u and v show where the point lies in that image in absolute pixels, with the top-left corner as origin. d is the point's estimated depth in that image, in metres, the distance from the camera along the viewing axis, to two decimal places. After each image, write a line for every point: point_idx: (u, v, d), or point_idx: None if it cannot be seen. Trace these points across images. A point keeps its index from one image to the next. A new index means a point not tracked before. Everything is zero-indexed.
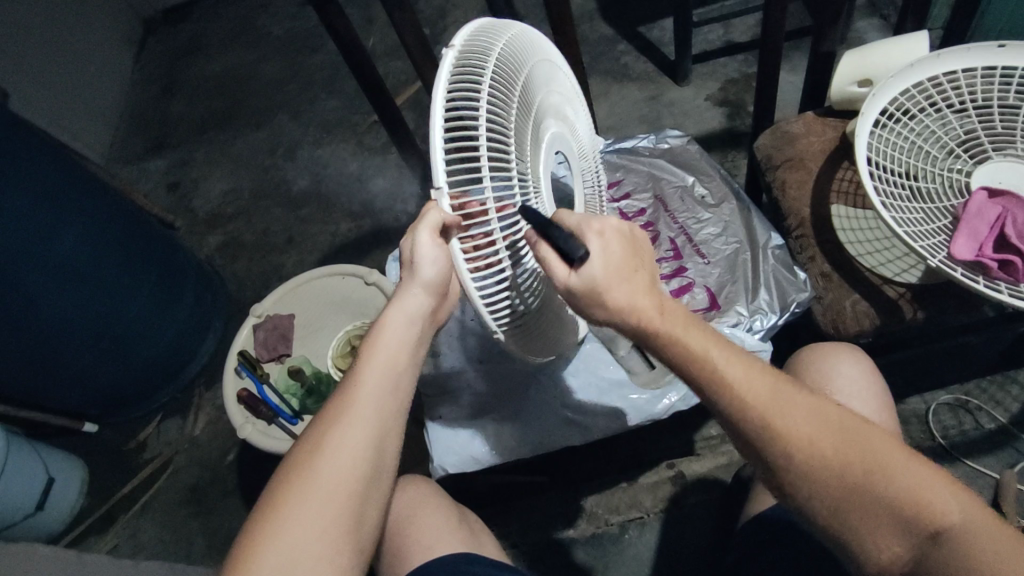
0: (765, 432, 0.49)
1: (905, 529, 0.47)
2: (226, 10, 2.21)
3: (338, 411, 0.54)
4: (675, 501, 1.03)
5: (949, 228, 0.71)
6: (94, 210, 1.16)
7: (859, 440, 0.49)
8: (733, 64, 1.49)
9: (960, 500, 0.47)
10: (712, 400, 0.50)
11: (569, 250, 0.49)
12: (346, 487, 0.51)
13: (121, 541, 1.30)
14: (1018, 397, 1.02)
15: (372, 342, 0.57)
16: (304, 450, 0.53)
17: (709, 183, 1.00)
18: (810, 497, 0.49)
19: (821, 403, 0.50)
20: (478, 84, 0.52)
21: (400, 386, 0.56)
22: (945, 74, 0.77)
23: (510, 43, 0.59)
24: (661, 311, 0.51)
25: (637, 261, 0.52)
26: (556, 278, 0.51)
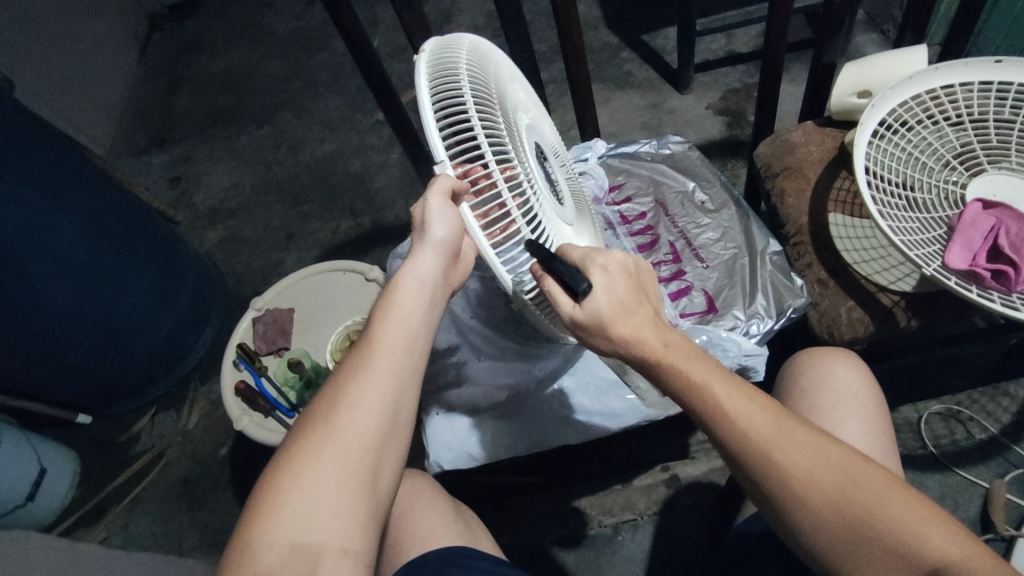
0: (763, 466, 0.49)
1: (906, 571, 0.46)
2: (232, 7, 2.22)
3: (352, 370, 0.53)
4: (668, 504, 1.04)
5: (944, 238, 0.72)
6: (95, 201, 1.16)
7: (861, 476, 0.48)
8: (734, 74, 1.51)
9: (962, 543, 0.45)
10: (713, 431, 0.51)
11: (573, 284, 0.51)
12: (362, 444, 0.50)
13: (111, 533, 1.29)
14: (1008, 408, 1.03)
15: (385, 304, 0.57)
16: (318, 409, 0.52)
17: (709, 189, 1.01)
18: (808, 532, 0.48)
19: (824, 437, 0.50)
20: (455, 84, 0.58)
21: (414, 345, 0.56)
22: (942, 88, 0.79)
23: (475, 53, 0.65)
24: (665, 344, 0.52)
25: (639, 294, 0.54)
26: (563, 309, 0.53)
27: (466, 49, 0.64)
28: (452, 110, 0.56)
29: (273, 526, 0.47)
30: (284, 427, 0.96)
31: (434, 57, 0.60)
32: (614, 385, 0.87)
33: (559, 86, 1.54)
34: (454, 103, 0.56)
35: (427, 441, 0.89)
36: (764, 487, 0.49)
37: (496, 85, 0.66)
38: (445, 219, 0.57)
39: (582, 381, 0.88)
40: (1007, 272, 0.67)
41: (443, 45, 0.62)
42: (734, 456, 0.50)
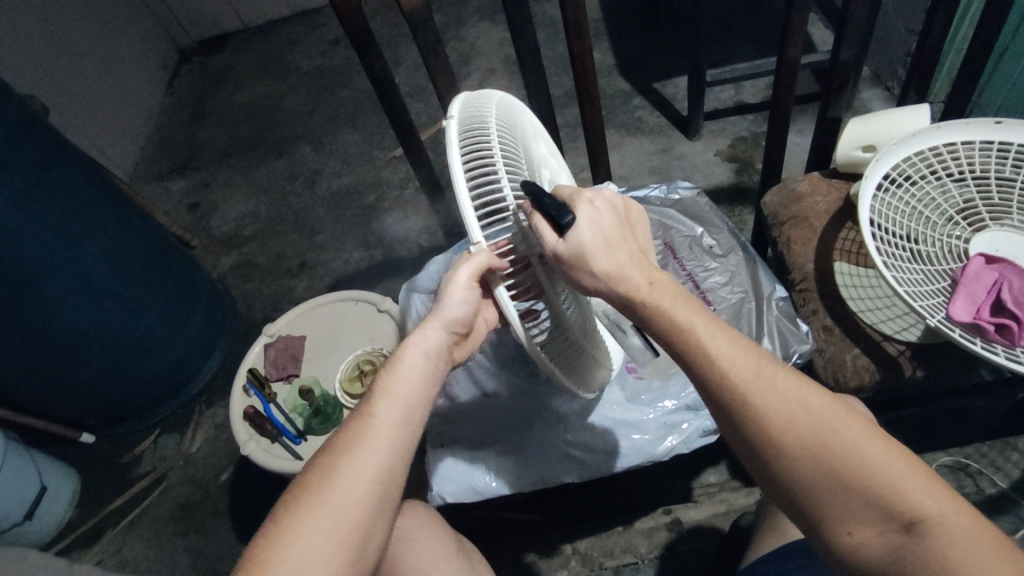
0: (740, 406, 0.50)
1: (879, 516, 0.46)
2: (259, 43, 2.31)
3: (350, 439, 0.54)
4: (669, 548, 1.02)
5: (948, 290, 0.74)
6: (116, 224, 1.19)
7: (840, 423, 0.48)
8: (742, 123, 1.55)
9: (939, 497, 0.46)
10: (696, 373, 0.52)
11: (557, 216, 0.53)
12: (354, 514, 0.51)
13: (106, 556, 1.28)
14: (1018, 463, 1.00)
15: (388, 374, 0.57)
16: (314, 478, 0.53)
17: (717, 234, 1.03)
18: (788, 478, 0.49)
19: (808, 385, 0.50)
20: (485, 140, 0.62)
21: (412, 419, 0.56)
22: (944, 145, 0.81)
23: (501, 110, 0.70)
24: (651, 282, 0.54)
25: (624, 232, 0.56)
26: (546, 243, 0.55)
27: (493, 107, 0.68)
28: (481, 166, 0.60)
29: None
30: (290, 454, 0.97)
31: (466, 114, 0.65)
32: (617, 425, 0.88)
33: (572, 129, 1.59)
34: (484, 167, 0.60)
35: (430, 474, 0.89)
36: (742, 432, 0.50)
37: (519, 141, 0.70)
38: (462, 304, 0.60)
39: (586, 419, 0.88)
40: (1010, 326, 0.69)
41: (473, 103, 0.67)
42: (714, 396, 0.51)
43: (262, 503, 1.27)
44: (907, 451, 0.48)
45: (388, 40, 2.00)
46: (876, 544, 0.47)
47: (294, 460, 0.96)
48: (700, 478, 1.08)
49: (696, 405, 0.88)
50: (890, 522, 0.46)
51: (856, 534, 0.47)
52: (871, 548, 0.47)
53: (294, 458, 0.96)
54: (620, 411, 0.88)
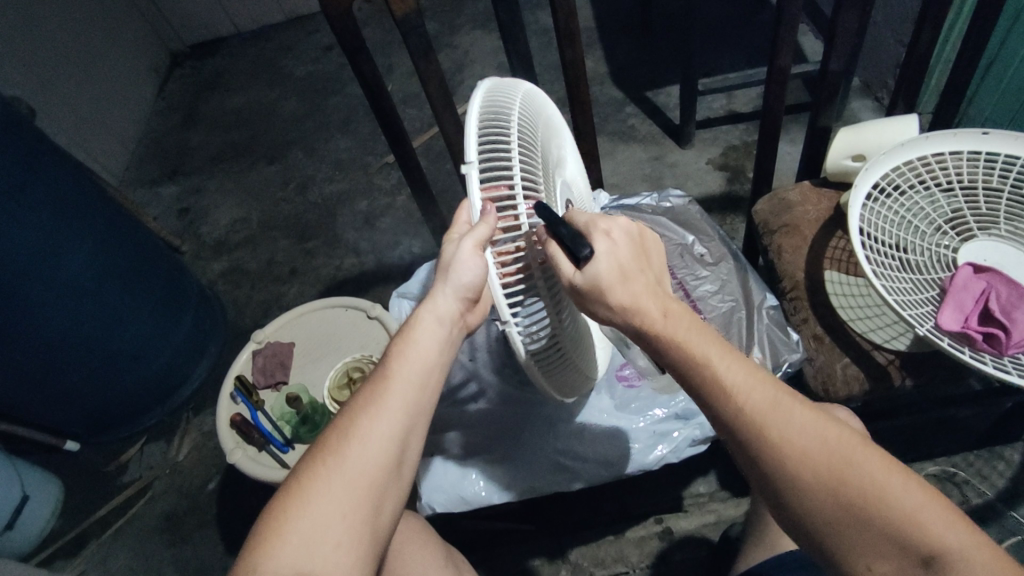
0: (756, 438, 0.49)
1: (896, 552, 0.45)
2: (252, 49, 2.31)
3: (365, 400, 0.54)
4: (661, 558, 1.01)
5: (937, 300, 0.74)
6: (104, 231, 1.18)
7: (856, 457, 0.47)
8: (733, 132, 1.56)
9: (960, 533, 0.44)
10: (711, 406, 0.52)
11: (574, 248, 0.52)
12: (372, 473, 0.51)
13: (89, 567, 1.25)
14: (1004, 472, 1.00)
15: (403, 342, 0.57)
16: (332, 437, 0.52)
17: (708, 242, 1.03)
18: (805, 509, 0.48)
19: (824, 417, 0.49)
20: (501, 124, 0.60)
21: (427, 387, 0.56)
22: (933, 155, 0.82)
23: (530, 100, 0.69)
24: (664, 313, 0.53)
25: (641, 260, 0.56)
26: (563, 274, 0.54)
27: (522, 94, 0.67)
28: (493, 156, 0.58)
29: (273, 555, 0.47)
30: (279, 462, 0.95)
31: (494, 95, 0.63)
32: (609, 435, 0.87)
33: None
34: (497, 144, 0.58)
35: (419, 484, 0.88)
36: (758, 465, 0.49)
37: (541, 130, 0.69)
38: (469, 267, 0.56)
39: (576, 427, 0.88)
40: (998, 335, 0.69)
41: (499, 86, 0.65)
42: (731, 429, 0.50)
43: (248, 512, 1.26)
44: (926, 483, 0.47)
45: (381, 47, 2.00)
46: None
47: (283, 469, 0.95)
48: (691, 487, 1.07)
49: (686, 413, 0.88)
50: (909, 557, 0.45)
51: (875, 568, 0.46)
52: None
53: (283, 467, 0.95)
54: (608, 419, 0.88)
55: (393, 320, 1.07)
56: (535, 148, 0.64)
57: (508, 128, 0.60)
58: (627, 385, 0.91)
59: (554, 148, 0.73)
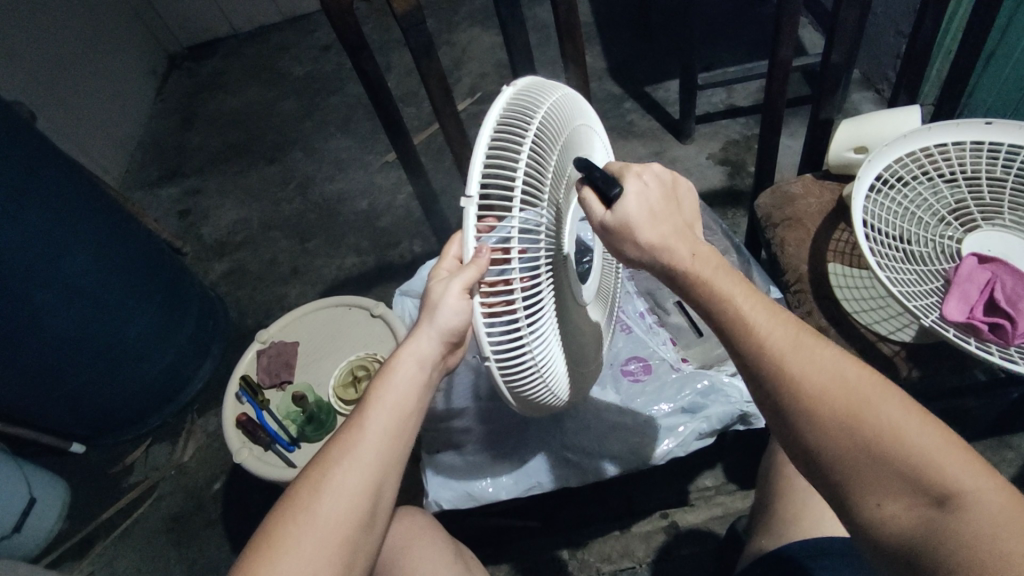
0: (775, 374, 0.49)
1: (910, 491, 0.45)
2: (250, 49, 2.30)
3: (338, 451, 0.52)
4: (667, 552, 1.01)
5: (941, 290, 0.74)
6: (106, 233, 1.18)
7: (874, 396, 0.47)
8: (734, 126, 1.56)
9: (975, 476, 0.43)
10: (733, 343, 0.52)
11: (606, 186, 0.54)
12: (343, 530, 0.50)
13: (96, 568, 1.26)
14: (1011, 462, 1.01)
15: (379, 385, 0.55)
16: (302, 492, 0.50)
17: (711, 237, 1.04)
18: (817, 445, 0.48)
19: (847, 358, 0.49)
20: (522, 125, 0.54)
21: (403, 433, 0.54)
22: (935, 146, 0.82)
23: (556, 108, 0.60)
24: (694, 254, 0.54)
25: (669, 205, 0.56)
26: (593, 215, 0.56)
27: (547, 103, 0.58)
28: (493, 186, 0.51)
29: None
30: (283, 461, 0.95)
31: (509, 107, 0.55)
32: (616, 428, 0.88)
33: None
34: (507, 149, 0.52)
35: (427, 483, 0.89)
36: (775, 400, 0.50)
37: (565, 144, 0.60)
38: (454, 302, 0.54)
39: (582, 423, 0.88)
40: (1004, 325, 0.69)
41: (532, 88, 0.59)
42: (751, 366, 0.51)
43: (255, 512, 1.26)
44: (942, 427, 0.46)
45: (380, 45, 2.00)
46: (907, 518, 0.45)
47: (288, 467, 0.95)
48: (696, 481, 1.08)
49: (692, 407, 0.88)
50: (920, 496, 0.44)
51: (886, 507, 0.46)
52: (900, 522, 0.45)
53: (288, 465, 0.95)
54: (617, 415, 0.89)
55: (397, 319, 1.07)
56: (550, 171, 0.55)
57: (519, 150, 0.52)
58: (632, 379, 0.91)
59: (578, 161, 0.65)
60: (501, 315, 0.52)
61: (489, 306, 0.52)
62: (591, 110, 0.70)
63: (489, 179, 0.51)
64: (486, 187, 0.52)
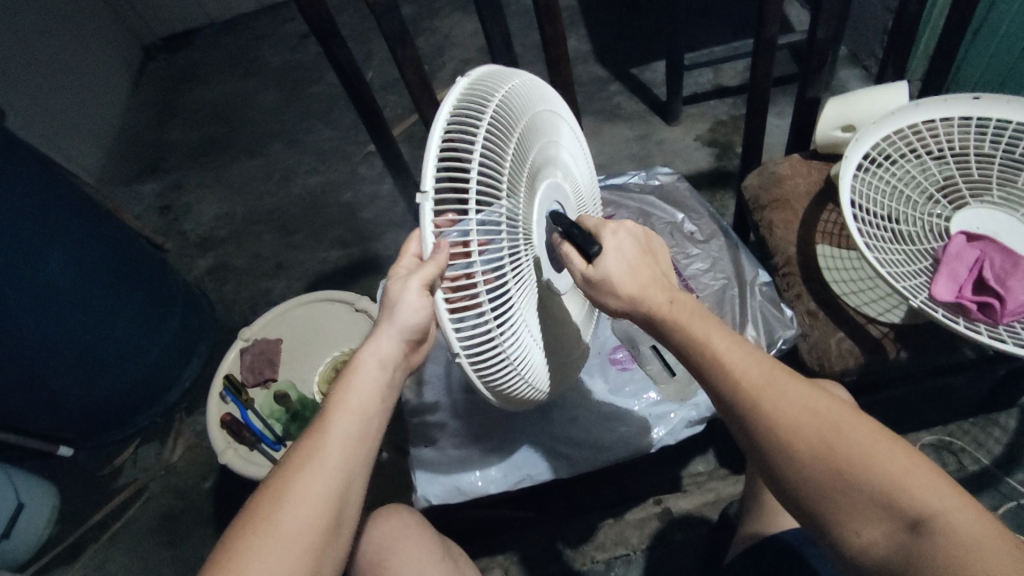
0: (749, 410, 0.49)
1: (884, 516, 0.44)
2: (227, 39, 2.25)
3: (299, 459, 0.51)
4: (661, 538, 1.01)
5: (930, 270, 0.73)
6: (83, 233, 1.15)
7: (845, 424, 0.47)
8: (720, 106, 1.54)
9: (947, 500, 0.43)
10: (710, 382, 0.52)
11: (584, 245, 0.56)
12: (308, 539, 0.49)
13: (89, 571, 1.25)
14: (1000, 438, 1.01)
15: (341, 388, 0.54)
16: (264, 501, 0.49)
17: (697, 220, 1.03)
18: (793, 475, 0.48)
19: (816, 388, 0.50)
20: (477, 113, 0.52)
21: (366, 437, 0.53)
22: (923, 123, 0.80)
23: (512, 97, 0.57)
24: (670, 300, 0.55)
25: (647, 257, 0.58)
26: (575, 270, 0.57)
27: (501, 93, 0.55)
28: (448, 177, 0.49)
29: None
30: (270, 461, 0.94)
31: (461, 101, 0.52)
32: (606, 418, 0.87)
33: None
34: (461, 139, 0.50)
35: (416, 481, 0.88)
36: (751, 435, 0.50)
37: (524, 132, 0.58)
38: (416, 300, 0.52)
39: (570, 414, 0.87)
40: (993, 304, 0.68)
41: (490, 75, 0.57)
42: (728, 404, 0.51)
43: None
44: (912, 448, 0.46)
45: (360, 32, 1.95)
46: (883, 543, 0.44)
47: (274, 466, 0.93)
48: (690, 466, 1.08)
49: (681, 394, 0.87)
50: (895, 520, 0.44)
51: (863, 534, 0.45)
52: (879, 548, 0.45)
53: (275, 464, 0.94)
54: (606, 406, 0.88)
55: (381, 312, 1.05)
56: (508, 163, 0.53)
57: (472, 147, 0.50)
58: (620, 368, 0.91)
59: (541, 148, 0.62)
60: (466, 311, 0.51)
61: (451, 303, 0.51)
62: (553, 94, 0.67)
63: (444, 171, 0.49)
64: (442, 178, 0.50)
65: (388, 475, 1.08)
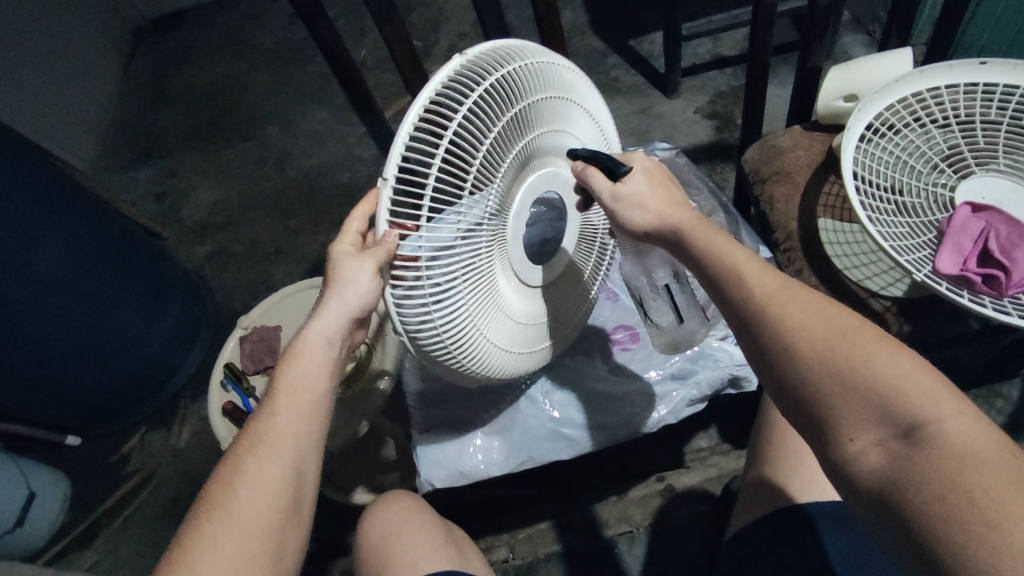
0: (759, 312, 0.50)
1: (880, 419, 0.44)
2: (217, 20, 2.21)
3: (250, 442, 0.51)
4: (664, 514, 1.02)
5: (934, 242, 0.72)
6: (79, 223, 1.14)
7: (852, 331, 0.46)
8: (720, 77, 1.51)
9: (958, 409, 0.42)
10: (726, 294, 0.53)
11: (614, 165, 0.60)
12: (264, 517, 0.49)
13: (101, 557, 1.27)
14: (1003, 409, 1.01)
15: (286, 369, 0.55)
16: (216, 489, 0.50)
17: (698, 196, 1.01)
18: (798, 381, 0.47)
19: (828, 300, 0.49)
20: (460, 98, 0.52)
21: (318, 411, 0.54)
22: (928, 90, 0.78)
23: (502, 83, 0.55)
24: (694, 216, 0.58)
25: (669, 186, 0.61)
26: (600, 189, 0.61)
27: (494, 76, 0.54)
28: (409, 168, 0.51)
29: None
30: None
31: (443, 89, 0.51)
32: (608, 398, 0.87)
33: None
34: (433, 129, 0.51)
35: (418, 461, 0.87)
36: (757, 339, 0.50)
37: (508, 126, 0.56)
38: (364, 283, 0.54)
39: (572, 396, 0.88)
40: (998, 275, 0.66)
41: (491, 52, 0.56)
42: (739, 312, 0.52)
43: None
44: (921, 359, 0.45)
45: (351, 9, 1.91)
46: (877, 453, 0.44)
47: None
48: (692, 442, 1.08)
49: (682, 373, 0.87)
50: (888, 426, 0.44)
51: (857, 441, 0.45)
52: (872, 458, 0.44)
53: None
54: (606, 385, 0.88)
55: None
56: (473, 163, 0.53)
57: (439, 142, 0.50)
58: (621, 348, 0.91)
59: (534, 138, 0.61)
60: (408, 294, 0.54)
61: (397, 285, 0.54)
62: (567, 69, 0.64)
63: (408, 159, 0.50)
64: (408, 163, 0.51)
65: (391, 457, 1.09)
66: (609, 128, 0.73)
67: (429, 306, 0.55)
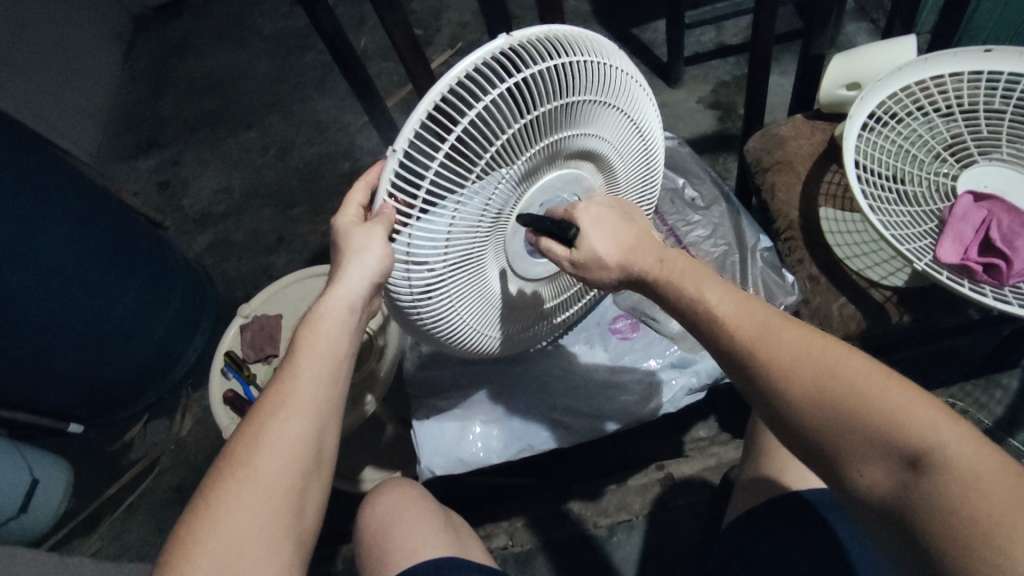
0: (744, 359, 0.50)
1: (884, 453, 0.43)
2: (217, 8, 2.20)
3: (272, 403, 0.52)
4: (663, 503, 1.02)
5: (936, 232, 0.72)
6: (80, 212, 1.13)
7: (838, 366, 0.46)
8: (723, 66, 1.50)
9: (959, 432, 0.42)
10: (713, 340, 0.52)
11: (562, 233, 0.59)
12: (287, 478, 0.50)
13: (105, 543, 1.29)
14: (1002, 399, 1.01)
15: (310, 333, 0.55)
16: (238, 448, 0.50)
17: (699, 185, 1.01)
18: (795, 421, 0.47)
19: (812, 331, 0.49)
20: (488, 89, 0.51)
21: (339, 376, 0.55)
22: (932, 78, 0.77)
23: (540, 81, 0.53)
24: (660, 260, 0.58)
25: (627, 225, 0.61)
26: (560, 258, 0.61)
27: (533, 72, 0.53)
28: (418, 150, 0.53)
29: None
30: None
31: (468, 77, 0.52)
32: (607, 386, 0.88)
33: None
34: (448, 115, 0.52)
35: (418, 447, 0.87)
36: (749, 380, 0.50)
37: (539, 122, 0.55)
38: (376, 253, 0.54)
39: (570, 382, 0.88)
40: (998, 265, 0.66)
41: (536, 43, 0.55)
42: (726, 354, 0.52)
43: None
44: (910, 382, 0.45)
45: None
46: (888, 485, 0.43)
47: None
48: (691, 432, 1.09)
49: (681, 363, 0.87)
50: (894, 459, 0.43)
51: (866, 475, 0.44)
52: (882, 489, 0.43)
53: None
54: (604, 374, 0.89)
55: None
56: (484, 155, 0.53)
57: (452, 128, 0.51)
58: (620, 337, 0.91)
59: (566, 135, 0.60)
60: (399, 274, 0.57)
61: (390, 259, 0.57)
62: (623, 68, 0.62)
63: (418, 139, 0.52)
64: (421, 142, 0.52)
65: (391, 446, 1.10)
66: (652, 134, 0.71)
67: (416, 288, 0.58)
